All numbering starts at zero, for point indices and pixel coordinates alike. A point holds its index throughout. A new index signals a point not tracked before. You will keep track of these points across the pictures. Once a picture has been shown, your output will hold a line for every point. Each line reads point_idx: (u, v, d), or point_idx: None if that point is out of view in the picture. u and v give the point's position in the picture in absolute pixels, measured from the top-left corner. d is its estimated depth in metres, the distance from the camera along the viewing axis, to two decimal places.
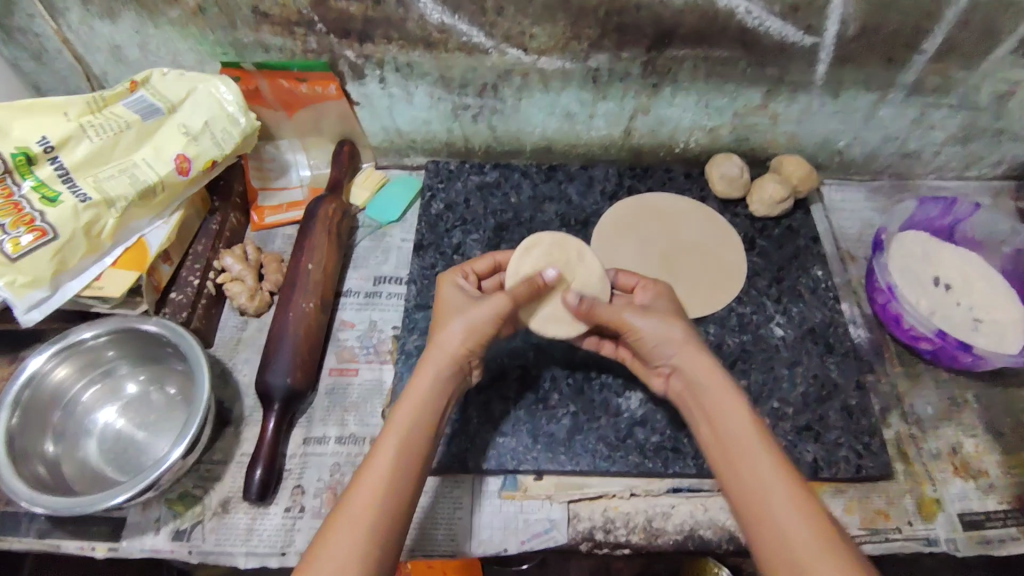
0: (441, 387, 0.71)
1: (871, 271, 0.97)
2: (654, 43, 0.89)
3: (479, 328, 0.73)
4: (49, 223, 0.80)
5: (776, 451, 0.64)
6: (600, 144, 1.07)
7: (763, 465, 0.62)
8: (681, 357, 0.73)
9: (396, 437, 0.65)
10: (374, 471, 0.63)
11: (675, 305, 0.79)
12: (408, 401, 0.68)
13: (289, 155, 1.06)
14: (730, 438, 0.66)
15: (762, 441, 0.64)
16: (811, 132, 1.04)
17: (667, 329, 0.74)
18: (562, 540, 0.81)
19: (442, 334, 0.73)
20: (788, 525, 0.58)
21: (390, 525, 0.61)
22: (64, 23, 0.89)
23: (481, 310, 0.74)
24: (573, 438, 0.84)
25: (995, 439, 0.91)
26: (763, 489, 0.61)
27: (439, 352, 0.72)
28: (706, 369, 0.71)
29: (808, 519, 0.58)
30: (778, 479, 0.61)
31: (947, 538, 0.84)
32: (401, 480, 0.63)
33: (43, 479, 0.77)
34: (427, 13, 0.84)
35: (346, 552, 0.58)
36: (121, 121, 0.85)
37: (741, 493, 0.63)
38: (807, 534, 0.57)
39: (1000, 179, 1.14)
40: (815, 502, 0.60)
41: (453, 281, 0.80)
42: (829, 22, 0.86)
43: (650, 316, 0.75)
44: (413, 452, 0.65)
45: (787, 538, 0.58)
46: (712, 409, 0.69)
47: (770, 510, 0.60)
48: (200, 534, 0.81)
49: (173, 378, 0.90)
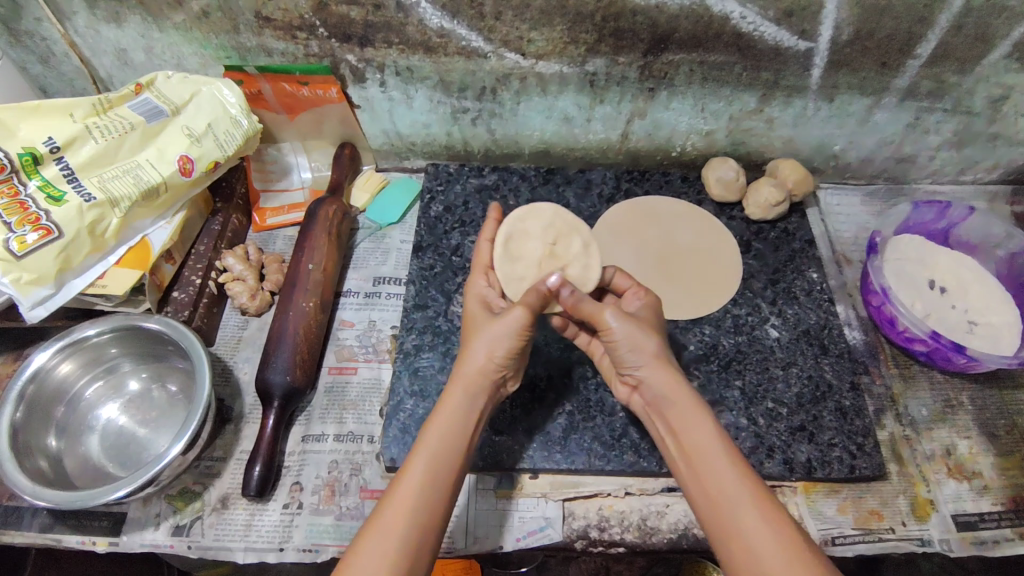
0: (469, 407, 0.71)
1: (865, 274, 0.98)
2: (650, 47, 0.90)
3: (504, 345, 0.73)
4: (54, 222, 0.82)
5: (739, 461, 0.65)
6: (598, 147, 1.08)
7: (727, 476, 0.64)
8: (649, 370, 0.73)
9: (427, 453, 0.66)
10: (405, 485, 0.63)
11: (654, 315, 0.79)
12: (437, 420, 0.69)
13: (291, 157, 1.08)
14: (694, 449, 0.67)
15: (724, 452, 0.65)
16: (807, 136, 1.05)
17: (641, 339, 0.73)
18: (557, 537, 0.82)
19: (467, 354, 0.73)
20: (753, 536, 0.60)
21: (424, 536, 0.62)
22: (71, 27, 0.91)
23: (506, 326, 0.73)
24: (569, 437, 0.85)
25: (989, 441, 0.92)
26: (729, 502, 0.62)
27: (465, 372, 0.72)
28: (672, 383, 0.71)
29: (774, 527, 0.60)
30: (744, 491, 0.63)
31: (940, 539, 0.84)
32: (434, 494, 0.64)
33: (45, 473, 0.78)
34: (426, 17, 0.86)
35: (379, 562, 0.59)
36: (126, 122, 0.87)
37: (708, 507, 0.64)
38: (774, 544, 0.59)
39: (995, 184, 1.15)
40: (779, 510, 0.61)
41: (478, 288, 0.81)
42: (823, 27, 0.87)
43: (624, 321, 0.73)
44: (445, 467, 0.66)
45: (752, 550, 0.59)
46: (677, 421, 0.70)
47: (735, 521, 0.61)
48: (199, 529, 0.82)
49: (174, 376, 0.91)
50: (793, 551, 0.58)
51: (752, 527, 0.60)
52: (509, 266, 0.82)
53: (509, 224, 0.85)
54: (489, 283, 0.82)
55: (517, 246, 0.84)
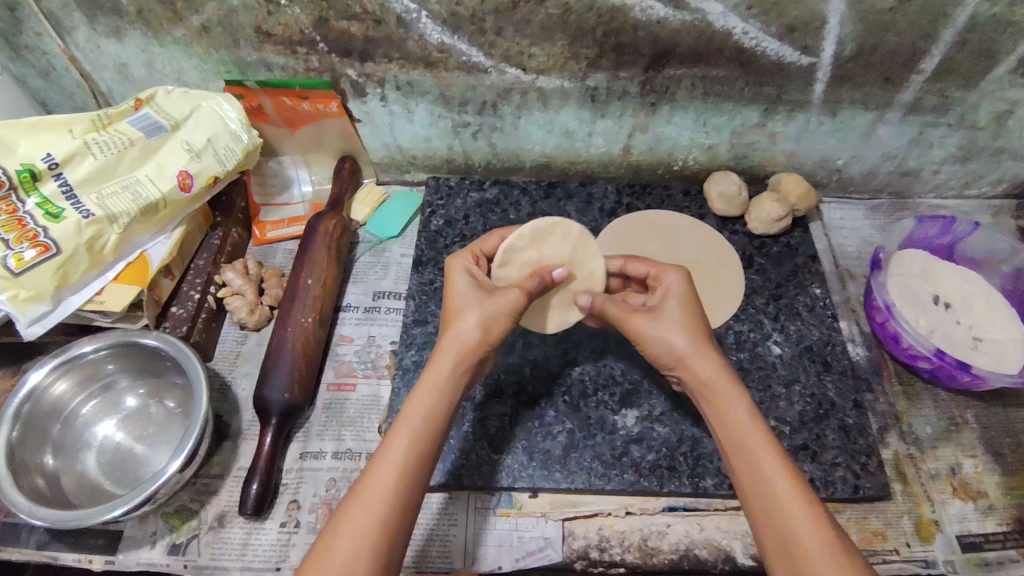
0: (456, 380, 0.69)
1: (869, 290, 0.97)
2: (651, 62, 0.89)
3: (493, 324, 0.71)
4: (52, 239, 0.81)
5: (779, 455, 0.64)
6: (598, 161, 1.08)
7: (767, 471, 0.63)
8: (682, 365, 0.72)
9: (407, 436, 0.64)
10: (382, 471, 0.62)
11: (688, 309, 0.74)
12: (421, 395, 0.67)
13: (291, 171, 1.07)
14: (731, 446, 0.66)
15: (763, 450, 0.64)
16: (810, 150, 1.05)
17: (671, 333, 0.72)
18: (556, 558, 0.81)
19: (455, 327, 0.71)
20: (791, 535, 0.59)
21: (400, 525, 0.61)
22: (71, 42, 0.91)
23: (498, 304, 0.72)
24: (569, 455, 0.84)
25: (995, 460, 0.91)
26: (769, 501, 0.61)
27: (453, 345, 0.70)
28: (708, 374, 0.70)
29: (811, 526, 0.59)
30: (782, 488, 0.61)
31: (945, 560, 0.83)
32: (410, 478, 0.63)
33: (41, 491, 0.78)
34: (427, 33, 0.86)
35: (355, 548, 0.58)
36: (125, 138, 0.87)
37: (750, 506, 0.63)
38: (812, 545, 0.58)
39: (1000, 198, 1.14)
40: (818, 508, 0.60)
41: (462, 264, 0.78)
42: (826, 42, 0.87)
43: (655, 319, 0.73)
44: (424, 452, 0.64)
45: (791, 550, 0.59)
46: (715, 418, 0.69)
47: (774, 518, 0.61)
48: (195, 548, 0.81)
49: (172, 392, 0.90)
50: (830, 550, 0.57)
51: (793, 527, 0.59)
52: (546, 235, 0.82)
53: (566, 234, 0.82)
54: (474, 264, 0.79)
55: (582, 255, 0.83)
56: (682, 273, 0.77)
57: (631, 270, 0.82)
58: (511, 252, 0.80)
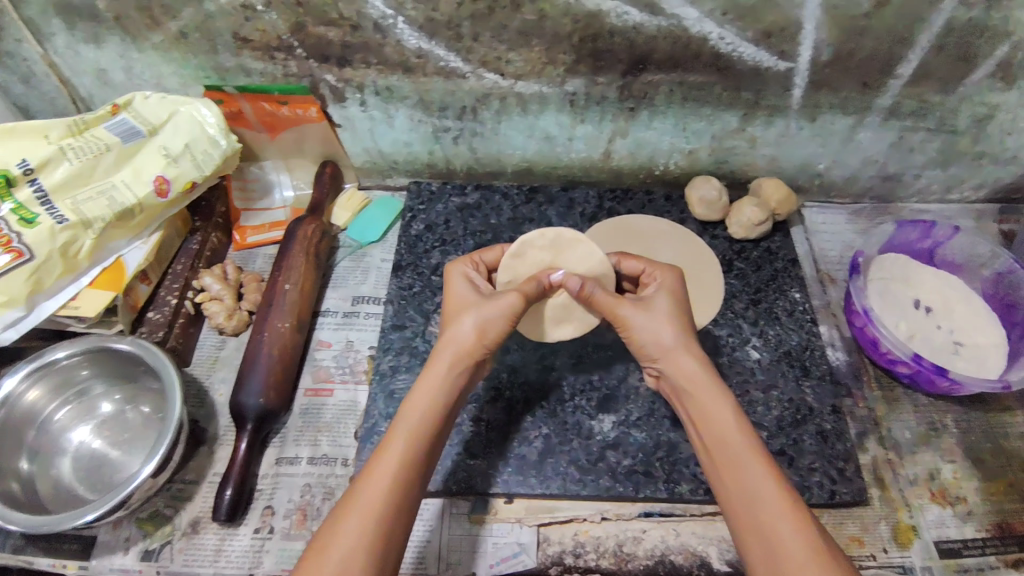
0: (453, 382, 0.69)
1: (848, 295, 0.97)
2: (629, 68, 0.90)
3: (491, 326, 0.71)
4: (25, 245, 0.82)
5: (763, 456, 0.64)
6: (580, 166, 1.08)
7: (752, 471, 0.63)
8: (668, 363, 0.72)
9: (405, 435, 0.65)
10: (379, 470, 0.62)
11: (678, 303, 0.75)
12: (418, 396, 0.67)
13: (272, 176, 1.08)
14: (715, 443, 0.66)
15: (747, 449, 0.64)
16: (790, 155, 1.05)
17: (658, 330, 0.72)
18: (531, 564, 0.81)
19: (451, 331, 0.71)
20: (774, 534, 0.59)
21: (394, 525, 0.61)
22: (50, 48, 0.91)
23: (496, 306, 0.72)
24: (545, 461, 0.84)
25: (974, 465, 0.90)
26: (752, 499, 0.61)
27: (451, 346, 0.70)
28: (693, 370, 0.70)
29: (794, 525, 0.59)
30: (766, 486, 0.61)
31: (923, 566, 0.83)
32: (408, 478, 0.63)
33: (14, 496, 0.78)
34: (404, 38, 0.86)
35: (351, 548, 0.58)
36: (101, 143, 0.87)
37: (732, 504, 0.63)
38: (796, 543, 0.58)
39: (982, 202, 1.14)
40: (799, 508, 0.60)
41: (462, 271, 0.78)
42: (802, 47, 0.87)
43: (643, 314, 0.73)
44: (423, 449, 0.65)
45: (773, 549, 0.58)
46: (698, 415, 0.69)
47: (760, 517, 0.60)
48: (168, 554, 0.81)
49: (148, 397, 0.90)
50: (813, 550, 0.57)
51: (776, 525, 0.59)
52: (567, 243, 0.81)
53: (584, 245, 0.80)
54: (472, 270, 0.79)
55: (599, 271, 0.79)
56: (673, 270, 0.77)
57: (626, 267, 0.81)
58: (527, 247, 0.80)
